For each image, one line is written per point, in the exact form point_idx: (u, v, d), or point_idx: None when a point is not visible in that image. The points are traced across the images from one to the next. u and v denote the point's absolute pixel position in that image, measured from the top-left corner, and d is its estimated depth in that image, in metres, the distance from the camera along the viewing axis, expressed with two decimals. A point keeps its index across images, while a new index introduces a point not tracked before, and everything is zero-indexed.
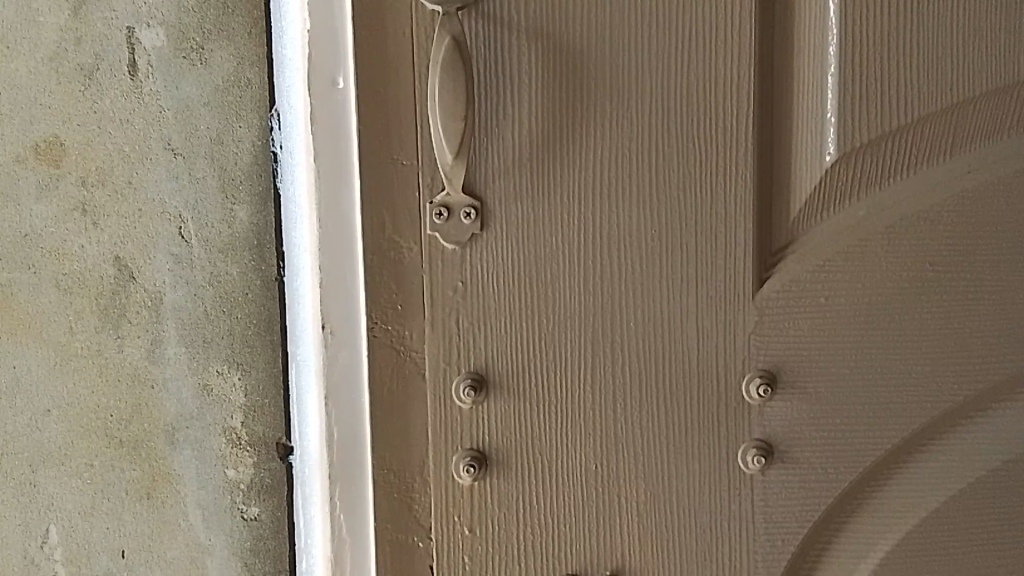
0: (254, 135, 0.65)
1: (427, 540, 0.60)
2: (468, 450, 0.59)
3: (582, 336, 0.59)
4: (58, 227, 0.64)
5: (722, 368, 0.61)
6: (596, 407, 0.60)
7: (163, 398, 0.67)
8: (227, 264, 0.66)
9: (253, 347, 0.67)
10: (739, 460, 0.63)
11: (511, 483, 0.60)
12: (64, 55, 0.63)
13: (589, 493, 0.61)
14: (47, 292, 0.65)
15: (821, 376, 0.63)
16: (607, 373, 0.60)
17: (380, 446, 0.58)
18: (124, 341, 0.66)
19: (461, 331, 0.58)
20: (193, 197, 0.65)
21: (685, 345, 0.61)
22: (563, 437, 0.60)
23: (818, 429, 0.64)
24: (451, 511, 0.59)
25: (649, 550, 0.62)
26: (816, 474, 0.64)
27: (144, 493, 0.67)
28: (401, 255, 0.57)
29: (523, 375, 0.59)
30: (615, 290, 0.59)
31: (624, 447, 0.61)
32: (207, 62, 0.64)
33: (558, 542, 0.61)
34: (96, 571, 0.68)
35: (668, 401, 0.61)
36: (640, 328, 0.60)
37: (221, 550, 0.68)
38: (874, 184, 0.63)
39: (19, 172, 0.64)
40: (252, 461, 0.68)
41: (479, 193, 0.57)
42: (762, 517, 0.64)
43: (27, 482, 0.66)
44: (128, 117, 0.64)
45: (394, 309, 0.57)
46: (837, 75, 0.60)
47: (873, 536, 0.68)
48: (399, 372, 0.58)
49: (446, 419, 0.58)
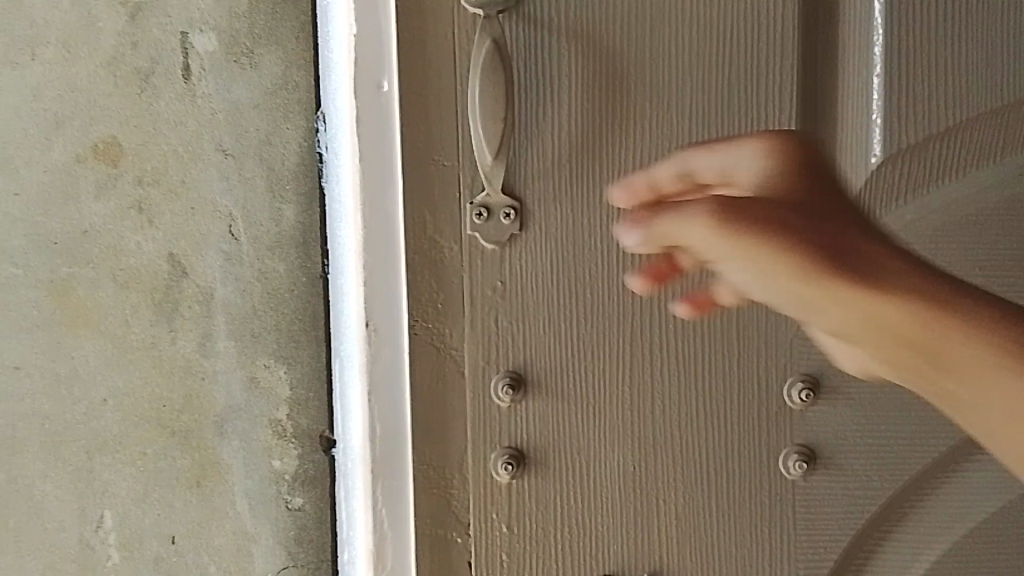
0: (300, 136, 0.67)
1: (465, 536, 0.60)
2: (506, 448, 0.59)
3: (622, 336, 0.60)
4: (115, 224, 0.67)
5: (761, 370, 0.61)
6: (634, 407, 0.60)
7: (213, 390, 0.69)
8: (274, 261, 0.68)
9: (298, 343, 0.69)
10: (779, 464, 0.63)
11: (550, 482, 0.60)
12: (123, 59, 0.65)
13: (627, 494, 0.61)
14: (105, 286, 0.67)
15: (865, 382, 0.63)
16: (647, 374, 0.60)
17: (421, 444, 0.59)
18: (176, 334, 0.68)
19: (501, 330, 0.58)
20: (243, 197, 0.67)
21: (726, 348, 0.61)
22: (601, 436, 0.60)
23: (861, 436, 0.63)
24: (489, 507, 0.60)
25: (688, 551, 0.62)
26: (861, 481, 0.64)
27: (194, 482, 0.69)
28: (442, 255, 0.58)
29: (562, 375, 0.59)
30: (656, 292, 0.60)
31: (663, 447, 0.61)
32: (257, 65, 0.67)
33: (596, 541, 0.61)
34: (146, 556, 0.69)
35: (707, 403, 0.61)
36: (681, 329, 0.60)
37: (267, 539, 0.71)
38: (922, 187, 0.62)
39: (80, 171, 0.66)
40: (297, 453, 0.70)
41: (518, 194, 0.57)
42: (805, 523, 0.64)
43: (84, 468, 0.68)
44: (183, 118, 0.66)
45: (435, 308, 0.58)
46: (883, 75, 0.59)
47: (919, 546, 0.67)
48: (439, 369, 0.58)
49: (484, 416, 0.59)
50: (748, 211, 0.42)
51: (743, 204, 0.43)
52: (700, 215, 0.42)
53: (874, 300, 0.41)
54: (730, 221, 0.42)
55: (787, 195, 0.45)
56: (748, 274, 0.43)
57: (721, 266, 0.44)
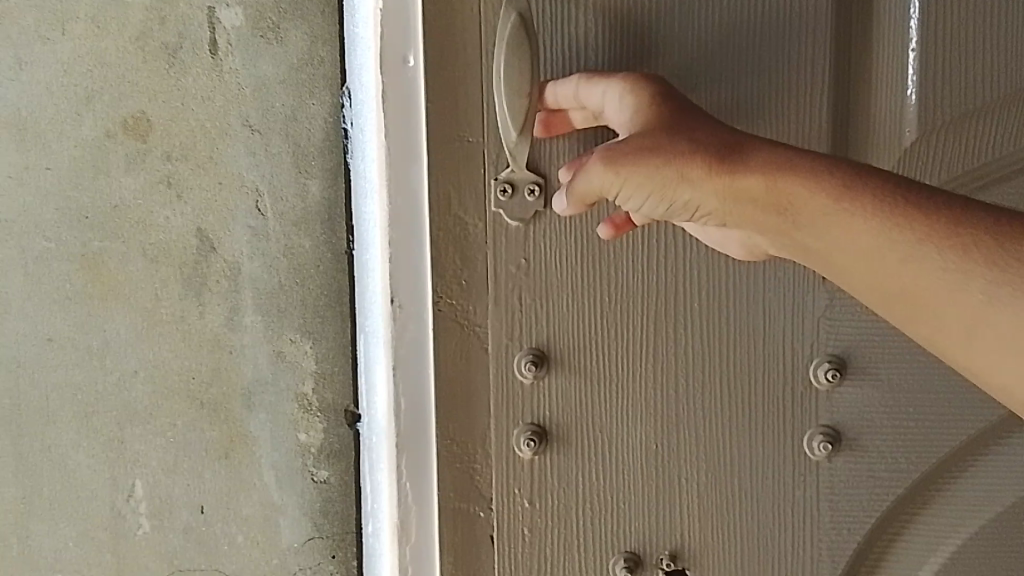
0: (325, 112, 0.67)
1: (487, 510, 0.60)
2: (529, 424, 0.60)
3: (646, 313, 0.59)
4: (144, 198, 0.67)
5: (785, 349, 0.61)
6: (658, 386, 0.60)
7: (240, 363, 0.70)
8: (300, 237, 0.69)
9: (324, 318, 0.70)
10: (804, 446, 0.62)
11: (572, 458, 0.60)
12: (151, 35, 0.66)
13: (649, 472, 0.61)
14: (135, 260, 0.68)
15: (893, 362, 0.62)
16: (672, 353, 0.60)
17: (445, 419, 0.59)
18: (204, 308, 0.69)
19: (524, 307, 0.58)
20: (270, 172, 0.68)
21: (752, 326, 0.60)
22: (624, 414, 0.60)
23: (889, 418, 0.63)
24: (512, 483, 0.60)
25: (709, 530, 0.62)
26: (887, 463, 0.63)
27: (222, 453, 0.70)
28: (466, 232, 0.58)
29: (585, 351, 0.59)
30: (682, 270, 0.59)
31: (687, 426, 0.61)
32: (283, 41, 0.67)
33: (618, 519, 0.61)
34: (175, 525, 0.71)
35: (730, 381, 0.61)
36: (705, 307, 0.60)
37: (293, 510, 0.72)
38: (957, 165, 0.60)
39: (109, 146, 0.67)
40: (322, 426, 0.71)
41: (542, 170, 0.58)
42: (829, 504, 0.63)
43: (115, 438, 0.70)
44: (210, 93, 0.66)
45: (460, 285, 0.58)
46: (919, 50, 0.59)
47: (944, 529, 0.66)
48: (462, 346, 0.59)
49: (507, 392, 0.59)
50: (630, 144, 0.48)
51: (625, 139, 0.49)
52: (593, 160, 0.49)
53: (756, 193, 0.46)
54: (619, 158, 0.48)
55: (662, 118, 0.49)
56: (648, 199, 0.49)
57: (628, 199, 0.50)
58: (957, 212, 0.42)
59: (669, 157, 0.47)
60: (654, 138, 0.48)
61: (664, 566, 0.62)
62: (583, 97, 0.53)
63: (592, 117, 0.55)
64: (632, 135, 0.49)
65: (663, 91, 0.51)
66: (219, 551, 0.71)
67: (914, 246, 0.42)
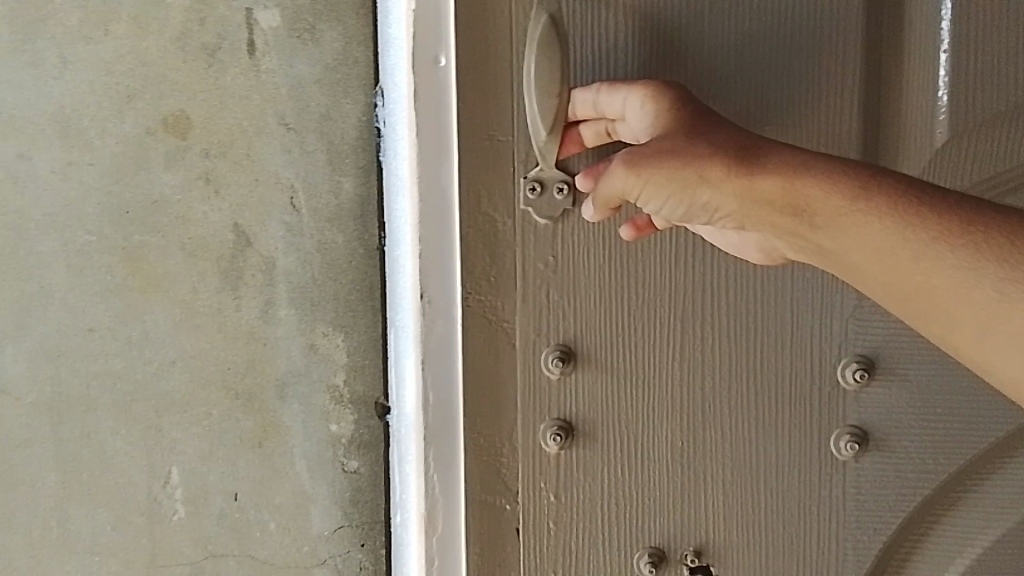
0: (359, 112, 0.69)
1: (513, 503, 0.62)
2: (555, 419, 0.61)
3: (673, 311, 0.60)
4: (183, 194, 0.69)
5: (810, 348, 0.62)
6: (684, 382, 0.61)
7: (274, 355, 0.71)
8: (333, 233, 0.70)
9: (355, 313, 0.72)
10: (831, 445, 0.63)
11: (597, 453, 0.61)
12: (191, 36, 0.68)
13: (674, 469, 0.62)
14: (174, 254, 0.70)
15: (921, 364, 0.62)
16: (698, 350, 0.61)
17: (474, 412, 0.60)
18: (240, 301, 0.71)
19: (552, 304, 0.59)
20: (304, 169, 0.69)
21: (778, 326, 0.61)
22: (650, 411, 0.61)
23: (917, 419, 0.63)
24: (538, 477, 0.61)
25: (735, 526, 0.63)
26: (913, 463, 0.63)
27: (256, 442, 0.72)
28: (496, 229, 0.59)
29: (612, 348, 0.60)
30: (710, 270, 0.60)
31: (712, 423, 0.62)
32: (318, 41, 0.68)
33: (643, 514, 0.62)
34: (210, 511, 0.73)
35: (756, 380, 0.62)
36: (731, 306, 0.61)
37: (324, 499, 0.73)
38: (991, 166, 0.60)
39: (150, 143, 0.68)
40: (353, 418, 0.73)
41: (571, 170, 0.59)
42: (855, 504, 0.63)
43: (153, 426, 0.72)
44: (247, 92, 0.68)
45: (488, 281, 0.59)
46: (951, 51, 0.59)
47: (971, 531, 0.66)
48: (489, 341, 0.60)
49: (535, 387, 0.60)
50: (651, 148, 0.50)
51: (646, 144, 0.50)
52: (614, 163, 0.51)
53: (774, 195, 0.47)
54: (640, 160, 0.50)
55: (682, 123, 0.51)
56: (667, 200, 0.50)
57: (649, 201, 0.51)
58: (965, 214, 0.43)
59: (688, 159, 0.49)
60: (673, 141, 0.50)
61: (688, 561, 0.63)
62: (602, 103, 0.55)
63: (609, 124, 0.56)
64: (652, 140, 0.51)
65: (682, 97, 0.52)
66: (253, 537, 0.73)
67: (925, 244, 0.43)
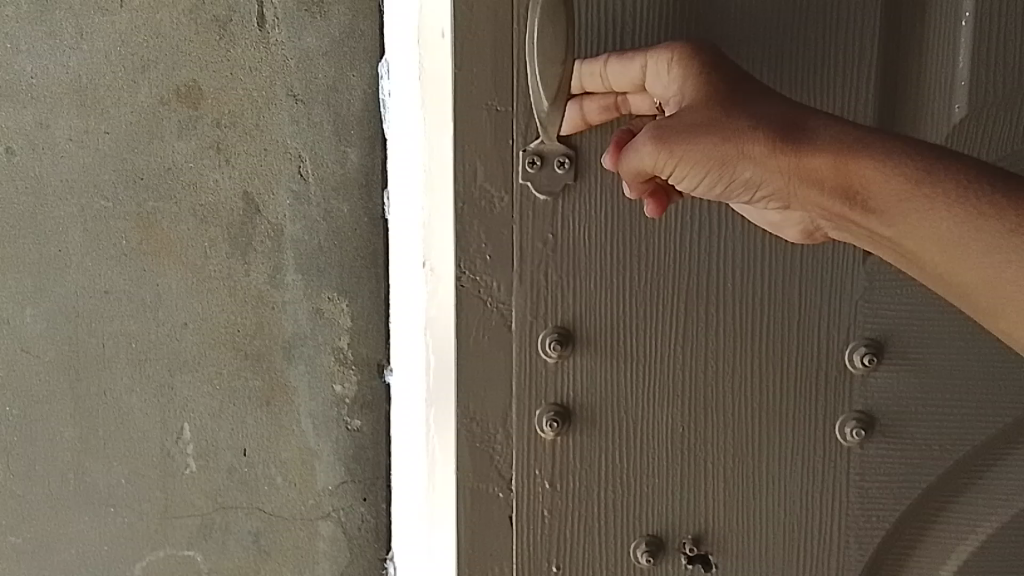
0: (364, 83, 0.71)
1: (506, 491, 0.62)
2: (552, 404, 0.61)
3: (676, 297, 0.61)
4: (195, 161, 0.72)
5: (806, 328, 0.62)
6: (683, 368, 0.62)
7: (281, 318, 0.74)
8: (339, 202, 0.73)
9: (360, 277, 0.74)
10: (837, 429, 0.63)
11: (594, 439, 0.62)
12: (203, 8, 0.70)
13: (673, 454, 0.63)
14: (187, 220, 0.72)
15: (932, 349, 0.63)
16: (698, 338, 0.61)
17: (464, 396, 0.61)
18: (249, 266, 0.73)
19: (550, 285, 0.60)
20: (311, 139, 0.72)
21: (776, 305, 0.61)
22: (650, 396, 0.62)
23: (925, 405, 0.63)
24: (533, 463, 0.62)
25: (729, 505, 0.64)
26: (919, 450, 0.64)
27: (264, 401, 0.76)
28: (492, 207, 0.59)
29: (612, 330, 0.61)
30: (711, 250, 0.60)
31: (711, 409, 0.62)
32: (326, 15, 0.70)
33: (639, 500, 0.63)
34: (220, 465, 0.76)
35: (753, 367, 0.62)
36: (729, 285, 0.61)
37: (329, 455, 0.77)
38: (1009, 141, 0.60)
39: (163, 112, 0.71)
40: (356, 379, 0.76)
41: (573, 142, 0.59)
42: (858, 489, 0.64)
43: (167, 384, 0.75)
44: (257, 65, 0.70)
45: (483, 260, 0.60)
46: (972, 20, 0.58)
47: (977, 517, 0.66)
48: (484, 323, 0.60)
49: (530, 371, 0.61)
50: (692, 122, 0.48)
51: (679, 118, 0.49)
52: (644, 134, 0.49)
53: (824, 175, 0.47)
54: (677, 135, 0.48)
55: (718, 95, 0.49)
56: (707, 177, 0.49)
57: (683, 179, 0.50)
58: None
59: (730, 134, 0.48)
60: (710, 114, 0.48)
61: (686, 550, 0.64)
62: (611, 72, 0.55)
63: (617, 96, 0.57)
64: (685, 110, 0.49)
65: (710, 62, 0.51)
66: (261, 491, 0.77)
67: (1003, 240, 0.44)
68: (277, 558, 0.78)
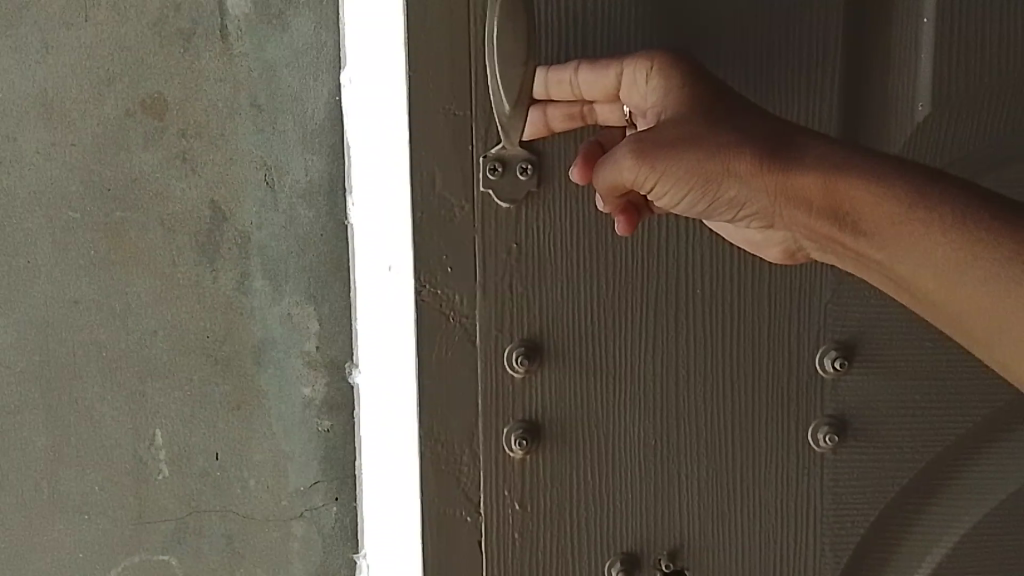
0: (328, 93, 0.73)
1: (474, 514, 0.54)
2: (520, 421, 0.53)
3: (649, 303, 0.53)
4: (161, 172, 0.73)
5: (794, 343, 0.55)
6: (660, 380, 0.54)
7: (251, 323, 0.76)
8: (304, 209, 0.74)
9: (328, 281, 0.76)
10: (808, 436, 0.56)
11: (563, 460, 0.54)
12: (166, 21, 0.71)
13: (651, 472, 0.55)
14: (154, 230, 0.74)
15: (908, 351, 0.56)
16: (676, 346, 0.54)
17: (424, 420, 0.53)
18: (216, 273, 0.75)
19: (516, 295, 0.52)
20: (275, 147, 0.73)
21: (755, 315, 0.54)
22: (621, 413, 0.54)
23: (899, 409, 0.57)
24: (501, 487, 0.54)
25: (715, 536, 0.56)
26: (893, 454, 0.57)
27: (235, 405, 0.77)
28: (450, 214, 0.51)
29: (582, 342, 0.53)
30: (683, 252, 0.53)
31: (693, 424, 0.55)
32: (287, 27, 0.72)
33: (614, 524, 0.55)
34: (192, 470, 0.78)
35: (739, 379, 0.55)
36: (707, 292, 0.54)
37: (300, 457, 0.78)
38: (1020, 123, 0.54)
39: (129, 124, 0.72)
40: (325, 381, 0.78)
41: (536, 147, 0.51)
42: (833, 498, 0.57)
43: (138, 391, 0.76)
44: (221, 76, 0.72)
45: (445, 271, 0.52)
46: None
47: (949, 517, 0.60)
48: (447, 339, 0.52)
49: (495, 389, 0.53)
50: (666, 136, 0.42)
51: (653, 131, 0.42)
52: (625, 146, 0.42)
53: (812, 195, 0.41)
54: (653, 149, 0.41)
55: (697, 103, 0.43)
56: (689, 193, 0.42)
57: (658, 193, 0.43)
58: None
59: (718, 150, 0.41)
60: (692, 127, 0.42)
61: (662, 567, 0.56)
62: (582, 80, 0.47)
63: (584, 105, 0.49)
64: (661, 124, 0.43)
65: (692, 67, 0.44)
66: (234, 493, 0.78)
67: (1002, 270, 0.37)
68: (251, 556, 0.80)
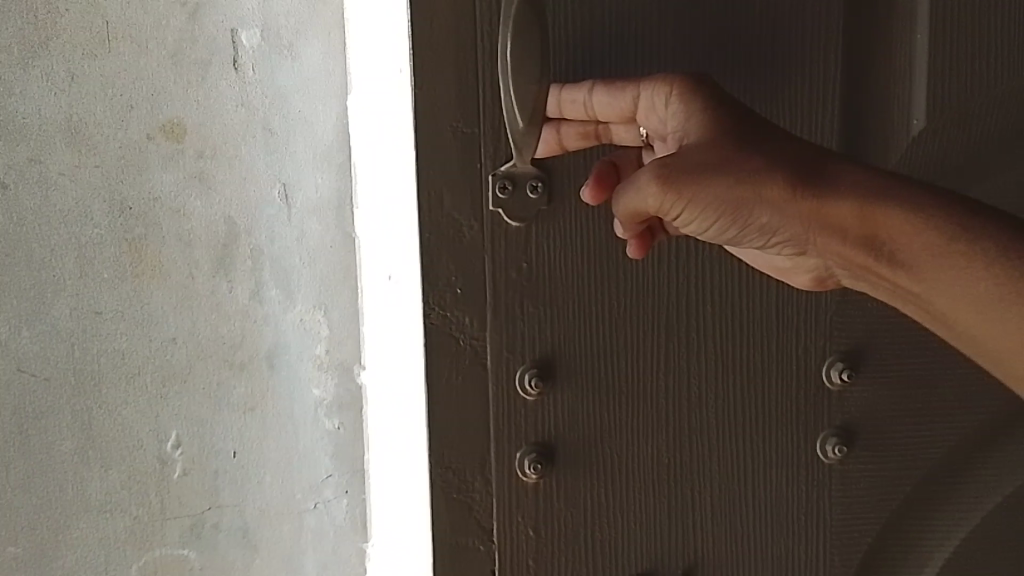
0: (336, 118, 0.80)
1: (489, 543, 0.47)
2: (532, 446, 0.47)
3: (672, 313, 0.48)
4: (180, 190, 0.78)
5: (796, 362, 0.50)
6: (685, 400, 0.49)
7: (264, 329, 0.83)
8: (314, 224, 0.82)
9: (338, 290, 0.83)
10: (815, 449, 0.51)
11: (581, 489, 0.48)
12: (184, 51, 0.77)
13: (677, 500, 0.50)
14: (173, 244, 0.79)
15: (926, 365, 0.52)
16: (701, 363, 0.49)
17: None
18: (233, 284, 0.81)
19: (528, 315, 0.46)
20: (285, 167, 0.80)
21: (788, 327, 0.50)
22: (645, 436, 0.49)
23: (911, 423, 0.53)
24: (514, 516, 0.47)
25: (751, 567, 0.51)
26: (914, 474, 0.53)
27: (250, 406, 0.83)
28: (462, 236, 0.45)
29: (603, 358, 0.47)
30: (712, 260, 0.48)
31: (722, 447, 0.50)
32: (297, 57, 0.79)
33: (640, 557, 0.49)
34: (209, 468, 0.83)
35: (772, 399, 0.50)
36: (717, 314, 0.49)
37: (312, 452, 0.85)
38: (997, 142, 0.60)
39: (149, 146, 0.77)
40: (334, 382, 0.85)
41: (549, 164, 0.45)
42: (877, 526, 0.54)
43: (158, 395, 0.81)
44: (235, 102, 0.79)
45: (454, 294, 0.45)
46: None
47: None
48: (455, 362, 0.46)
49: (506, 416, 0.46)
50: (692, 161, 0.39)
51: (678, 156, 0.39)
52: (648, 172, 0.39)
53: (845, 221, 0.39)
54: (679, 175, 0.38)
55: (725, 128, 0.40)
56: (710, 223, 0.40)
57: (677, 221, 0.40)
58: None
59: (744, 177, 0.38)
60: (720, 151, 0.39)
61: None
62: (597, 100, 0.43)
63: (598, 124, 0.45)
64: (684, 149, 0.40)
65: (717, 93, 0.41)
66: (250, 487, 0.84)
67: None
68: (266, 549, 0.87)
